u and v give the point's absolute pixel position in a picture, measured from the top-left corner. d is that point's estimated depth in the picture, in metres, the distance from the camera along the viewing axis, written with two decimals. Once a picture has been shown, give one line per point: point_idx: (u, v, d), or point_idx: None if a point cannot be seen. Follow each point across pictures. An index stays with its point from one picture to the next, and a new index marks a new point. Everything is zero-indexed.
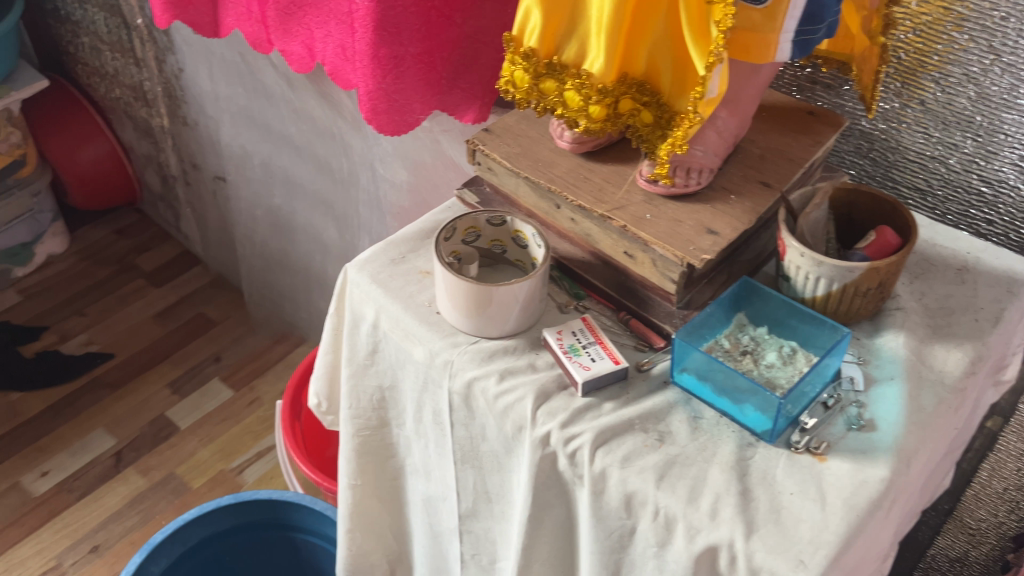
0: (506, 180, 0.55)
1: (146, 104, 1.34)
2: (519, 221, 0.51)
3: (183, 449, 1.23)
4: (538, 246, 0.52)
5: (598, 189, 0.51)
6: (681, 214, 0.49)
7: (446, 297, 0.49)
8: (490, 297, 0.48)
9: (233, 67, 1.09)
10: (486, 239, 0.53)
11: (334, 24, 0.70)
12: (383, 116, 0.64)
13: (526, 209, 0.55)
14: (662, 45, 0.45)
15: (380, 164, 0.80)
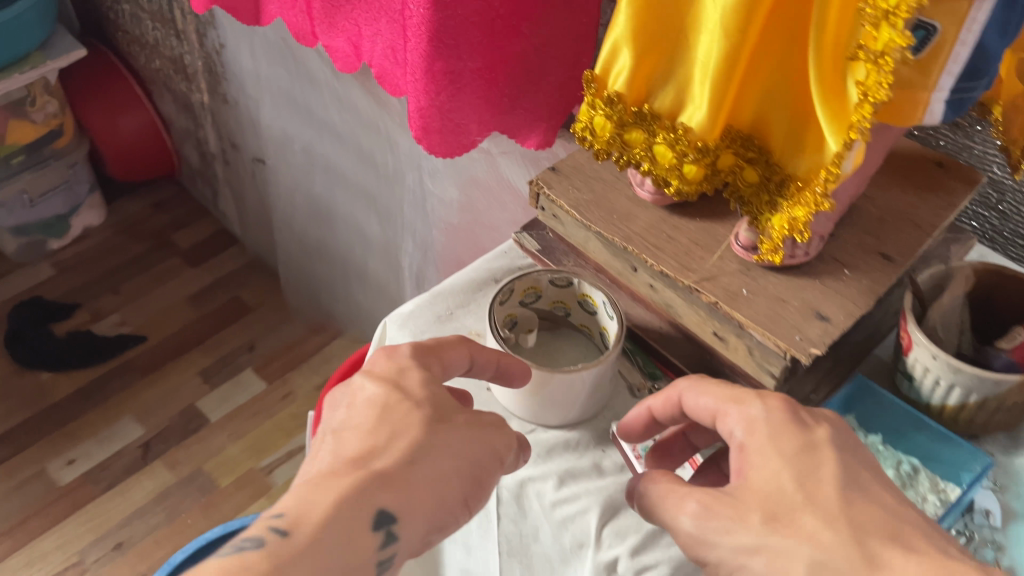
0: (575, 230, 0.47)
1: (186, 78, 1.28)
2: (588, 285, 0.44)
3: (212, 444, 1.19)
4: (609, 315, 0.44)
5: (686, 253, 0.43)
6: (782, 292, 0.41)
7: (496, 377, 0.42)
8: (549, 380, 0.42)
9: (277, 48, 1.02)
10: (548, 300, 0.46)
11: (384, 22, 0.62)
12: (435, 136, 0.56)
13: (596, 266, 0.48)
14: (779, 98, 0.37)
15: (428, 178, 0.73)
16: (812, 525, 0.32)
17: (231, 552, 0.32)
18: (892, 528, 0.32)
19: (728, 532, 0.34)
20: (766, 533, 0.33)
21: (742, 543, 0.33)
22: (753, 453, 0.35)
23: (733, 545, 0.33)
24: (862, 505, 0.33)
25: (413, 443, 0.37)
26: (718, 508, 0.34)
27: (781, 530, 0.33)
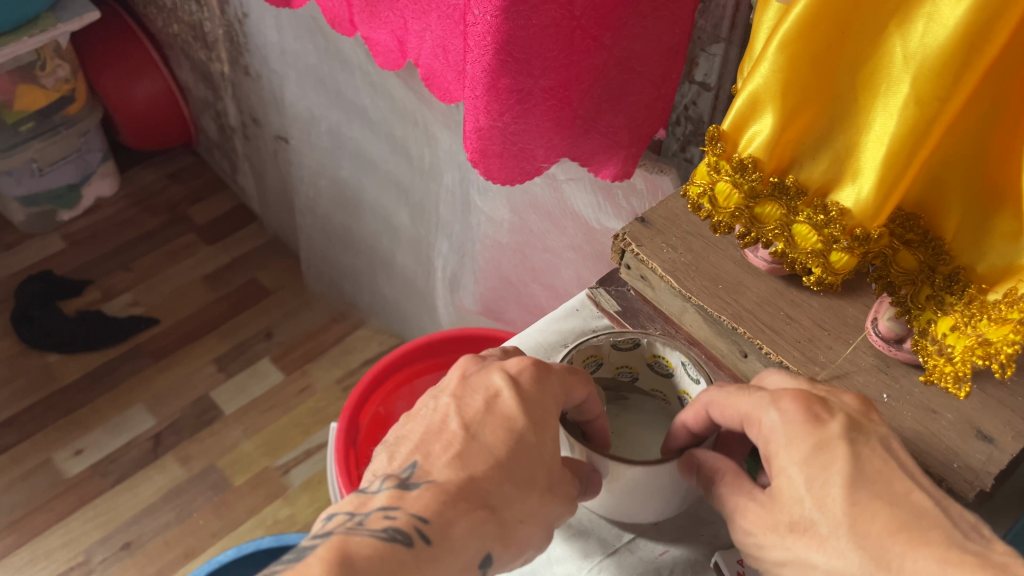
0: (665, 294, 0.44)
1: (206, 46, 1.19)
2: (661, 346, 0.42)
3: (226, 439, 1.13)
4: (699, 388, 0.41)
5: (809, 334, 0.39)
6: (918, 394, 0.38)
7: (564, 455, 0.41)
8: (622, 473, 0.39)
9: (304, 22, 0.93)
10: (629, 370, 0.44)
11: (434, 16, 0.54)
12: (495, 160, 0.49)
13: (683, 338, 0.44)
14: (952, 172, 0.35)
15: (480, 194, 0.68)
16: (823, 532, 0.33)
17: (375, 531, 0.34)
18: (904, 521, 0.32)
19: (761, 546, 0.36)
20: (786, 542, 0.34)
21: (774, 554, 0.35)
22: (779, 472, 0.35)
23: (772, 559, 0.35)
24: (869, 504, 0.33)
25: (530, 501, 0.37)
26: (757, 518, 0.36)
27: (800, 540, 0.34)
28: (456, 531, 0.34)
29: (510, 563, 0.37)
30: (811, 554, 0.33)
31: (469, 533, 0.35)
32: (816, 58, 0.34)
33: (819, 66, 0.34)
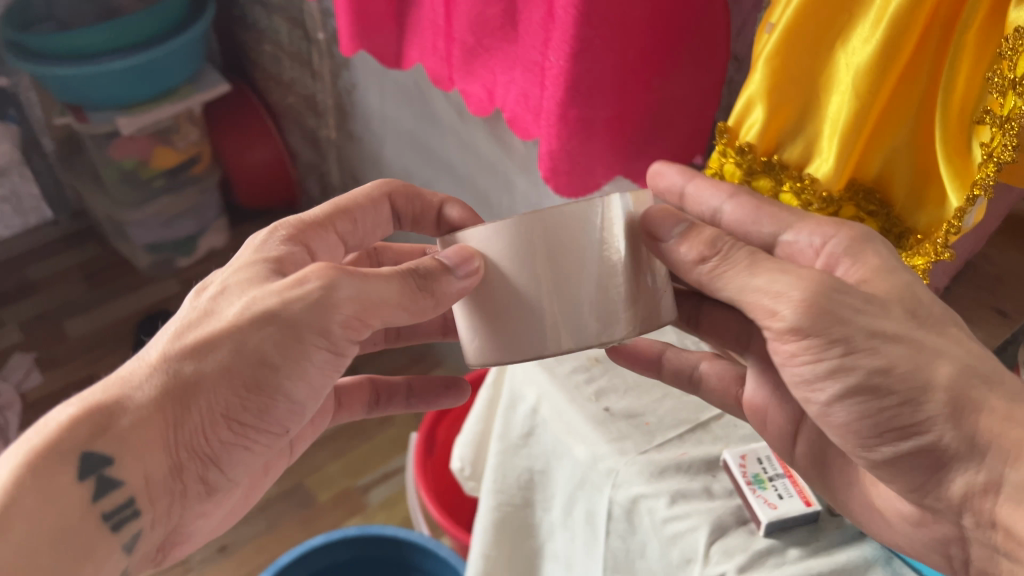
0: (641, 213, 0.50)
1: (317, 114, 1.38)
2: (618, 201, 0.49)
3: (313, 461, 1.25)
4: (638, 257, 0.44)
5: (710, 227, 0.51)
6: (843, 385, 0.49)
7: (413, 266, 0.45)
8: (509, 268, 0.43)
9: (404, 91, 1.10)
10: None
11: (519, 70, 0.69)
12: (563, 177, 0.61)
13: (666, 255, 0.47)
14: (902, 153, 0.42)
15: None
16: (959, 351, 0.40)
17: None
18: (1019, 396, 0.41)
19: (866, 315, 0.39)
20: (918, 328, 0.40)
21: (892, 329, 0.39)
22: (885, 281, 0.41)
23: (872, 327, 0.39)
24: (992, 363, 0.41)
25: (152, 385, 0.41)
26: (850, 289, 0.40)
27: (930, 340, 0.40)
28: (35, 463, 0.38)
29: (156, 453, 0.40)
30: (947, 360, 0.39)
31: (30, 467, 0.38)
32: (784, 71, 0.43)
33: (791, 67, 0.43)
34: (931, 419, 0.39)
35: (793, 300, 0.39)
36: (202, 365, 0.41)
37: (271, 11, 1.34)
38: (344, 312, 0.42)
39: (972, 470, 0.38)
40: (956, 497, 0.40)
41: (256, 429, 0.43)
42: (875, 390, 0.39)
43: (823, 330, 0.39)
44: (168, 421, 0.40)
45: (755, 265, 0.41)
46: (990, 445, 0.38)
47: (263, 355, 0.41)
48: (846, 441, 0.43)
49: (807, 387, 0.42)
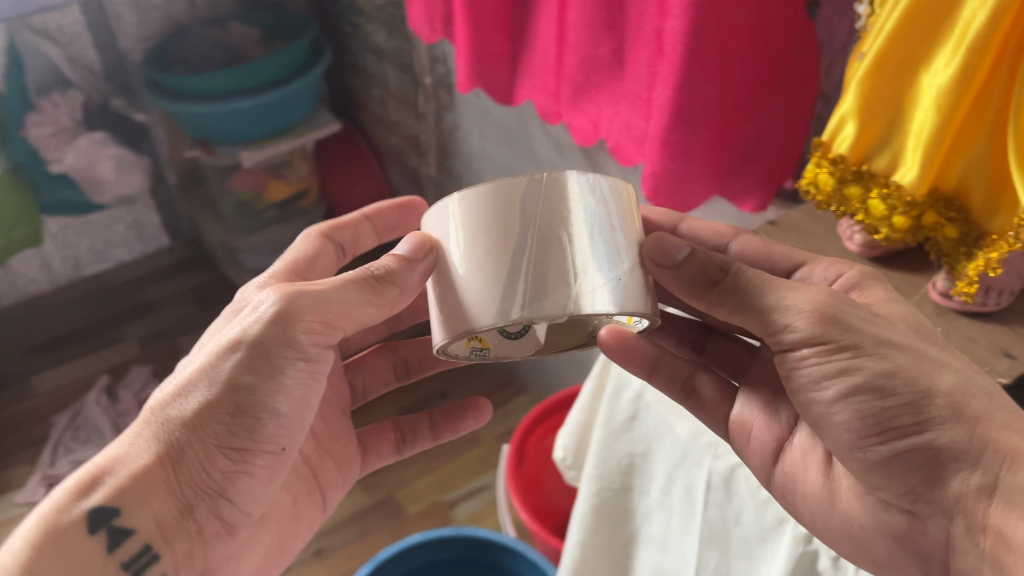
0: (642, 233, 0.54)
1: (419, 153, 1.48)
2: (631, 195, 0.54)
3: (403, 475, 1.33)
4: (581, 241, 0.49)
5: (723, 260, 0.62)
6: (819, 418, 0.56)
7: (376, 267, 0.54)
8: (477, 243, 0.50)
9: (505, 130, 1.19)
10: (483, 355, 0.63)
11: (623, 104, 0.77)
12: (664, 196, 0.68)
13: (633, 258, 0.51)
14: (979, 164, 0.47)
15: None
16: (958, 371, 0.45)
17: None
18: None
19: (867, 322, 0.46)
20: (918, 343, 0.46)
21: (892, 338, 0.45)
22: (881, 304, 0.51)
23: (877, 337, 0.46)
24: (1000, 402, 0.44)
25: (143, 443, 0.49)
26: (850, 307, 0.47)
27: (932, 355, 0.46)
28: (59, 521, 0.46)
29: (157, 496, 0.48)
30: (946, 377, 0.44)
31: (48, 530, 0.45)
32: (874, 89, 0.50)
33: (879, 87, 0.50)
34: (931, 420, 0.44)
35: (804, 306, 0.47)
36: (191, 409, 0.50)
37: (382, 59, 1.46)
38: (307, 319, 0.52)
39: (967, 470, 0.43)
40: (951, 496, 0.44)
41: (252, 453, 0.52)
42: (881, 389, 0.45)
43: (829, 334, 0.46)
44: (168, 468, 0.49)
45: (759, 281, 0.49)
46: (985, 447, 0.42)
47: (236, 387, 0.50)
48: (844, 442, 0.47)
49: (815, 385, 0.47)
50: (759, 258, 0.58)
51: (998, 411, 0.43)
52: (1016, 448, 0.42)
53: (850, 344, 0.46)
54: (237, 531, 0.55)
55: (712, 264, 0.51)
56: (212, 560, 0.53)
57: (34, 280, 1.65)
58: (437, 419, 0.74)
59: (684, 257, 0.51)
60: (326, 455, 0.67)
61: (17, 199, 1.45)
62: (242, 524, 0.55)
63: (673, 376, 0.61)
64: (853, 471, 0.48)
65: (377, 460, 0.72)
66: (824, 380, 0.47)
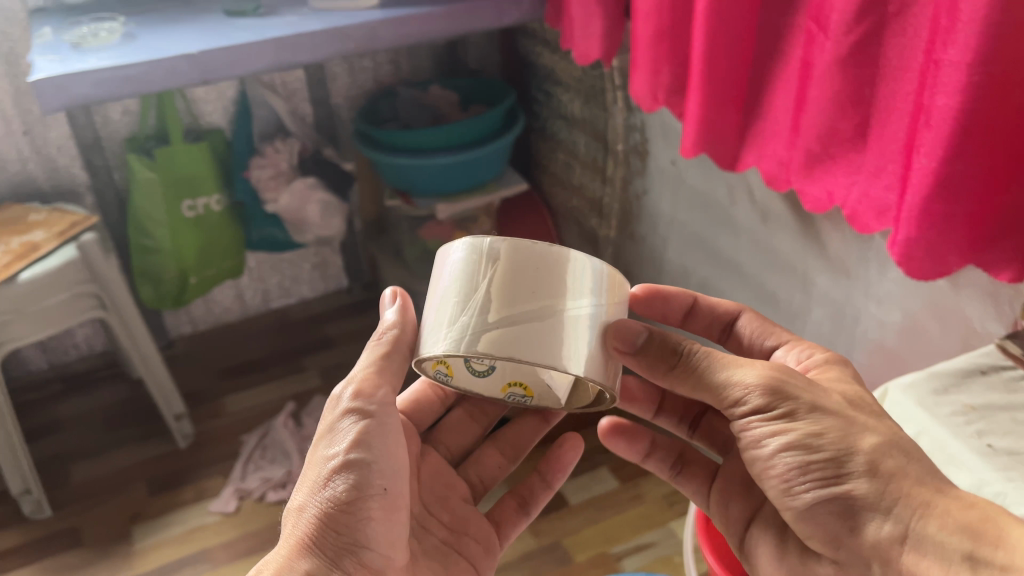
0: (584, 303, 0.65)
1: (600, 216, 1.55)
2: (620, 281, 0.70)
3: (570, 522, 1.36)
4: (471, 281, 0.64)
5: (722, 334, 0.82)
6: (766, 517, 0.72)
7: (388, 333, 0.70)
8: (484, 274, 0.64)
9: (701, 198, 1.24)
10: (526, 402, 0.81)
11: (864, 175, 0.82)
12: (917, 262, 0.72)
13: (514, 306, 0.62)
14: None
15: (877, 305, 0.90)
16: (870, 436, 0.59)
17: None
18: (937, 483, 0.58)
19: (803, 392, 0.61)
20: (845, 413, 0.60)
21: (823, 410, 0.60)
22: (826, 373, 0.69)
23: (809, 404, 0.60)
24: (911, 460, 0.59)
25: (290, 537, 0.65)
26: (790, 385, 0.61)
27: (854, 424, 0.60)
28: None
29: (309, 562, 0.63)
30: (865, 439, 0.59)
31: None
32: None
33: None
34: (852, 474, 0.58)
35: (752, 382, 0.61)
36: (316, 493, 0.66)
37: (573, 126, 1.55)
38: (369, 392, 0.68)
39: (880, 519, 0.56)
40: (866, 544, 0.58)
41: (365, 498, 0.65)
42: (812, 447, 0.59)
43: (771, 404, 0.60)
44: (308, 545, 0.64)
45: (714, 358, 0.63)
46: (897, 501, 0.56)
47: (342, 465, 0.65)
48: (781, 491, 0.62)
49: (759, 443, 0.62)
50: (756, 336, 0.79)
51: (913, 469, 0.57)
52: (925, 502, 0.55)
53: (788, 411, 0.60)
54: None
55: (672, 348, 0.66)
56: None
57: (228, 308, 1.83)
58: (545, 472, 0.87)
59: (645, 340, 0.66)
60: (464, 534, 0.80)
61: (231, 233, 1.61)
62: (389, 569, 0.68)
63: (667, 455, 0.84)
64: (789, 518, 0.62)
65: (512, 526, 0.85)
66: (766, 438, 0.61)
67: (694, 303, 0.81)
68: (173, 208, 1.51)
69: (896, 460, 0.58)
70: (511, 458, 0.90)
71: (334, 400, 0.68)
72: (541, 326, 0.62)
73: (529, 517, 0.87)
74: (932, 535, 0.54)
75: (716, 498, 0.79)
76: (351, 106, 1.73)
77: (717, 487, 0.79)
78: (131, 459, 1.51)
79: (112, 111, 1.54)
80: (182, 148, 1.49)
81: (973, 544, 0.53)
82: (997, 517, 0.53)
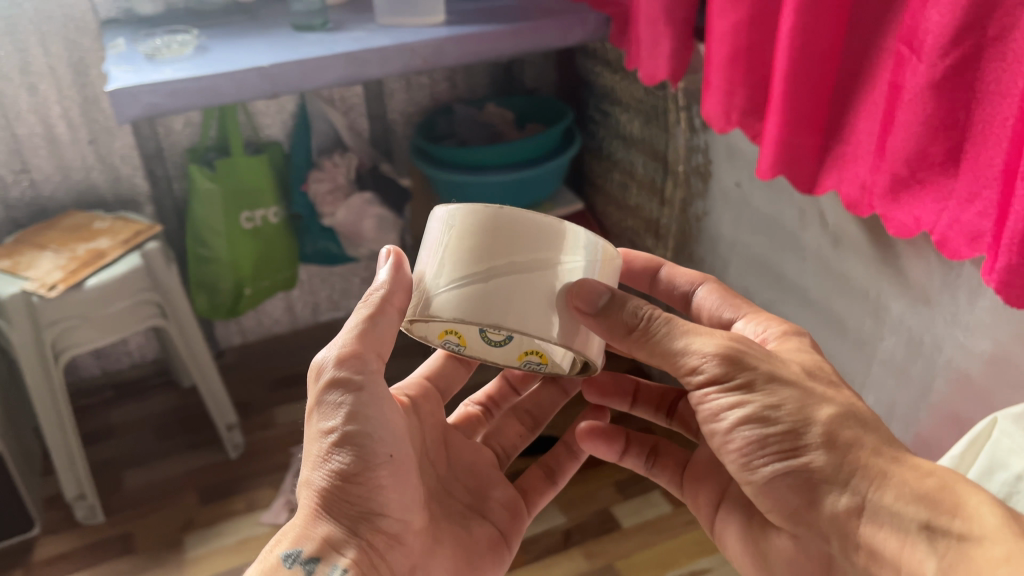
0: (567, 262, 0.65)
1: (656, 236, 1.55)
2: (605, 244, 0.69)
3: (623, 545, 1.35)
4: (449, 244, 0.65)
5: (685, 306, 0.84)
6: (734, 495, 0.75)
7: (376, 294, 0.67)
8: (465, 235, 0.65)
9: (766, 220, 1.23)
10: (542, 370, 0.81)
11: (953, 201, 0.81)
12: (1017, 291, 0.70)
13: (488, 268, 0.63)
14: None
15: (963, 333, 0.89)
16: (823, 407, 0.63)
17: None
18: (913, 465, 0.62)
19: (763, 360, 0.65)
20: (801, 387, 0.64)
21: (780, 381, 0.63)
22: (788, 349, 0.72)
23: (767, 375, 0.63)
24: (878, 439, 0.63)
25: (303, 506, 0.66)
26: (747, 356, 0.64)
27: (810, 397, 0.63)
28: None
29: (330, 532, 0.65)
30: (821, 411, 0.63)
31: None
32: None
33: None
34: (811, 445, 0.62)
35: (711, 353, 0.63)
36: (318, 467, 0.65)
37: (631, 146, 1.55)
38: (362, 362, 0.65)
39: (839, 491, 0.61)
40: (826, 514, 0.62)
41: (375, 469, 0.66)
42: (770, 420, 0.62)
43: (731, 373, 0.63)
44: (322, 515, 0.66)
45: (674, 325, 0.64)
46: (855, 472, 0.60)
47: (342, 441, 0.64)
48: (740, 465, 0.65)
49: (716, 415, 0.64)
50: (714, 310, 0.81)
51: (867, 438, 0.62)
52: (883, 474, 0.60)
53: (745, 382, 0.63)
54: (405, 538, 0.69)
55: (635, 312, 0.65)
56: (398, 567, 0.68)
57: (277, 320, 1.84)
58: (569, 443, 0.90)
59: (608, 300, 0.64)
60: (487, 498, 0.82)
61: (287, 245, 1.62)
62: (408, 529, 0.70)
63: (641, 449, 0.87)
64: (750, 490, 0.66)
65: (540, 496, 0.87)
66: (723, 412, 0.64)
67: (659, 273, 0.84)
68: (232, 219, 1.52)
69: (852, 430, 0.62)
70: (532, 425, 0.92)
71: (316, 370, 0.66)
72: (512, 288, 0.63)
73: (556, 487, 0.89)
74: (891, 507, 0.59)
75: (690, 487, 0.82)
76: (407, 121, 1.75)
77: (691, 475, 0.82)
78: (182, 468, 1.52)
79: (175, 123, 1.56)
80: (242, 160, 1.51)
81: (930, 513, 0.58)
82: (951, 489, 0.59)
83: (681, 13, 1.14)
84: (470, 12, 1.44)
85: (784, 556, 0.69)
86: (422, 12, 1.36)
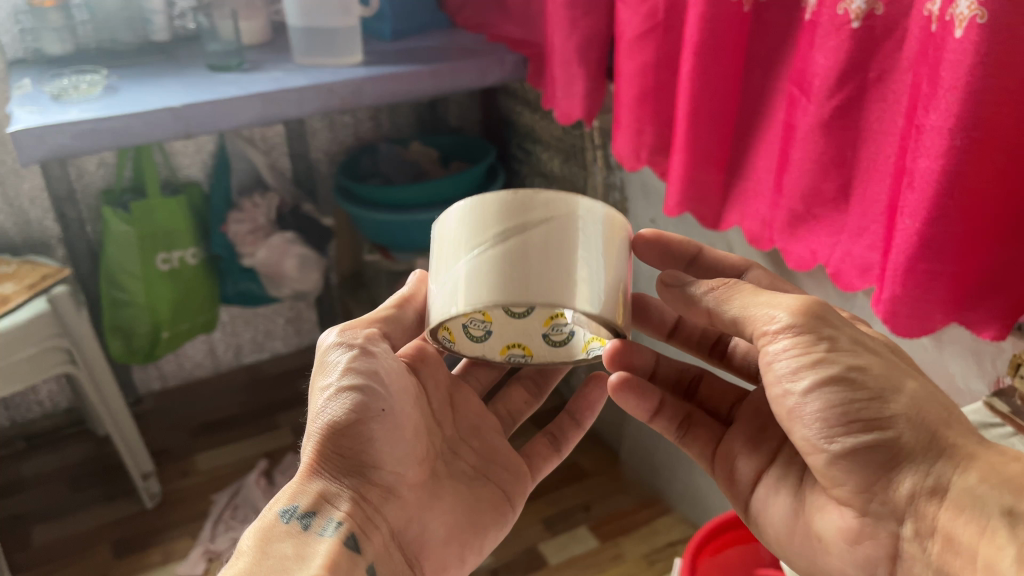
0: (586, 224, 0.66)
1: None
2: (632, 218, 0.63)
3: None
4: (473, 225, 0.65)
5: None
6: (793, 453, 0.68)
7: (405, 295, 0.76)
8: (492, 207, 0.65)
9: None
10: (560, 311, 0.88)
11: (846, 235, 0.83)
12: (901, 319, 0.72)
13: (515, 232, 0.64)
14: None
15: None
16: (911, 378, 0.58)
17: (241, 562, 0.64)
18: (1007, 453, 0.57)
19: (849, 324, 0.60)
20: (890, 356, 0.60)
21: (864, 342, 0.59)
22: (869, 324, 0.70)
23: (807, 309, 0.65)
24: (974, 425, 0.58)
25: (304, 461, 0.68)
26: (831, 319, 0.60)
27: (902, 371, 0.59)
28: (273, 522, 0.65)
29: (327, 487, 0.67)
30: (910, 382, 0.58)
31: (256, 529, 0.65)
32: None
33: None
34: (896, 416, 0.56)
35: (791, 305, 0.60)
36: (317, 421, 0.67)
37: (552, 183, 1.57)
38: (356, 331, 0.69)
39: (922, 469, 0.55)
40: (902, 496, 0.56)
41: (365, 421, 0.66)
42: (854, 382, 0.57)
43: (817, 328, 0.59)
44: (317, 469, 0.67)
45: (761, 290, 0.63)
46: (944, 451, 0.55)
47: (337, 393, 0.66)
48: (815, 432, 0.58)
49: (793, 374, 0.58)
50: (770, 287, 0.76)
51: (956, 424, 0.57)
52: (972, 455, 0.54)
53: (830, 339, 0.58)
54: (400, 491, 0.69)
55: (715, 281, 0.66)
56: (393, 521, 0.69)
57: (199, 364, 1.80)
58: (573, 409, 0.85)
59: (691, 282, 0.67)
60: (494, 463, 0.78)
61: (207, 287, 1.59)
62: (404, 483, 0.70)
63: (674, 415, 0.77)
64: (818, 464, 0.59)
65: (542, 460, 0.83)
66: (801, 371, 0.58)
67: (696, 254, 0.81)
68: (148, 261, 1.49)
69: (935, 410, 0.57)
70: (537, 390, 0.89)
71: (324, 341, 0.69)
72: (543, 248, 0.63)
73: (559, 455, 0.84)
74: (974, 489, 0.53)
75: (722, 466, 0.74)
76: (330, 161, 1.75)
77: (722, 452, 0.74)
78: (96, 521, 1.46)
79: (88, 164, 1.53)
80: (159, 202, 1.48)
81: (1016, 499, 0.52)
82: None
83: (594, 53, 1.17)
84: (390, 52, 1.45)
85: (843, 534, 0.61)
86: (340, 52, 1.37)
